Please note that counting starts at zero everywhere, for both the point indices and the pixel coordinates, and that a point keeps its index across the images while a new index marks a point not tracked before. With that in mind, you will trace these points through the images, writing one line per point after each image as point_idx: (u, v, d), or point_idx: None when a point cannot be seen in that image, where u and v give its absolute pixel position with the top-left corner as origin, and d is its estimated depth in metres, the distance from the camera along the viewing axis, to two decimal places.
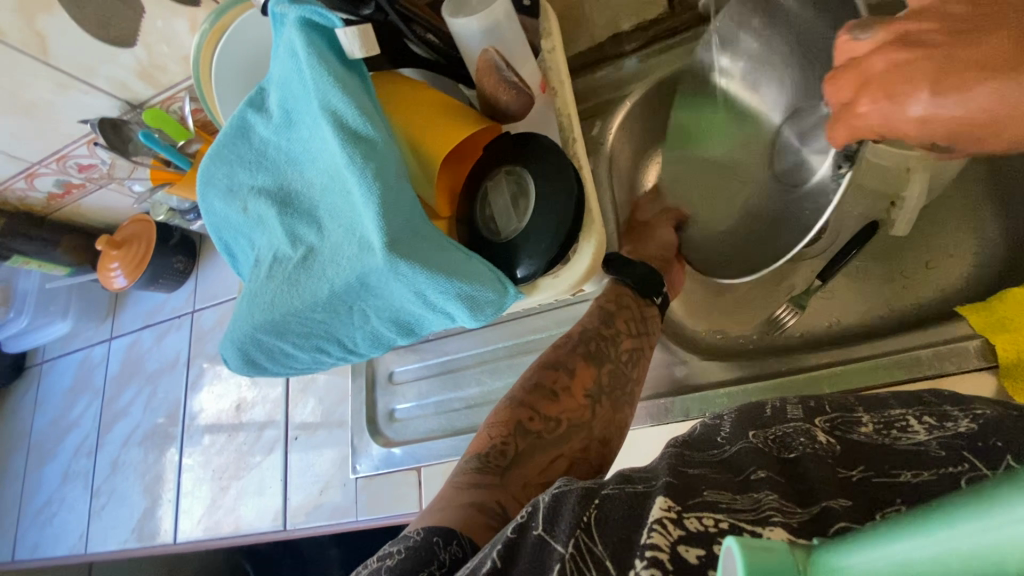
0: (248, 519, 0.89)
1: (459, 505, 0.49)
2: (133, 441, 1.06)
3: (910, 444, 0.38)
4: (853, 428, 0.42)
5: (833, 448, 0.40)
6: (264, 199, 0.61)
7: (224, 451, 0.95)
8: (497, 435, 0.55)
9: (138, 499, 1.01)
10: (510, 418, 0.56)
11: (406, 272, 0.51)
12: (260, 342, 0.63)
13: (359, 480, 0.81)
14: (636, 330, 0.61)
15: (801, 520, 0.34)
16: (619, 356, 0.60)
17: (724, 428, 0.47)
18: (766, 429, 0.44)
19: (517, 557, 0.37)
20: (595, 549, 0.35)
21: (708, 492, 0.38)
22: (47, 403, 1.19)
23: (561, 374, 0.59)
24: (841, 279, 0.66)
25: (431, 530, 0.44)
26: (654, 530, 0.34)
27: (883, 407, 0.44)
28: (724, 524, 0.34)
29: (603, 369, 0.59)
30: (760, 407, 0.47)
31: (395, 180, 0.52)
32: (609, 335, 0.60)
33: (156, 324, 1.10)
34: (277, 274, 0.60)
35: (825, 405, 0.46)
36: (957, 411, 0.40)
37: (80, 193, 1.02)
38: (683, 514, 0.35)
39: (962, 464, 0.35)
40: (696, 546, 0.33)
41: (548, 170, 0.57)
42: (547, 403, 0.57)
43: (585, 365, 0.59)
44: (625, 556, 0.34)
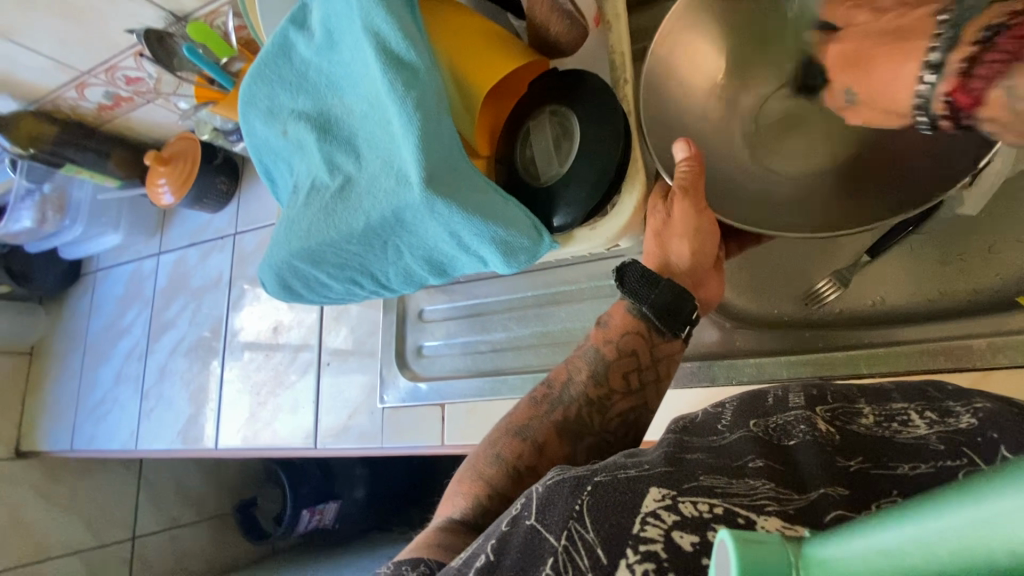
0: (282, 434, 0.94)
1: (427, 545, 0.49)
2: (179, 351, 1.12)
3: (910, 438, 0.39)
4: (854, 419, 0.43)
5: (832, 437, 0.41)
6: (304, 123, 0.60)
7: (262, 368, 0.99)
8: (459, 508, 0.55)
9: (184, 406, 1.08)
10: (469, 492, 0.56)
11: (442, 211, 0.50)
12: (297, 269, 0.64)
13: (385, 410, 0.84)
14: (630, 389, 0.57)
15: (797, 507, 0.34)
16: (606, 424, 0.57)
17: (725, 417, 0.48)
18: (766, 418, 0.46)
19: (507, 548, 0.37)
20: (586, 535, 0.35)
21: (704, 476, 0.38)
22: (102, 308, 1.26)
23: (526, 449, 0.56)
24: (891, 257, 0.61)
25: (400, 562, 0.45)
26: (649, 521, 0.34)
27: (887, 400, 0.45)
28: (718, 510, 0.34)
29: (582, 445, 0.57)
30: (763, 396, 0.49)
31: (435, 112, 0.50)
32: (598, 400, 0.57)
33: (201, 243, 1.13)
34: (315, 202, 0.60)
35: (827, 395, 0.47)
36: (959, 406, 0.40)
37: (129, 107, 1.03)
38: (679, 499, 0.35)
39: (960, 458, 0.35)
40: (692, 533, 0.33)
41: (596, 111, 0.53)
42: (511, 484, 0.55)
43: (558, 440, 0.57)
44: (615, 543, 0.34)
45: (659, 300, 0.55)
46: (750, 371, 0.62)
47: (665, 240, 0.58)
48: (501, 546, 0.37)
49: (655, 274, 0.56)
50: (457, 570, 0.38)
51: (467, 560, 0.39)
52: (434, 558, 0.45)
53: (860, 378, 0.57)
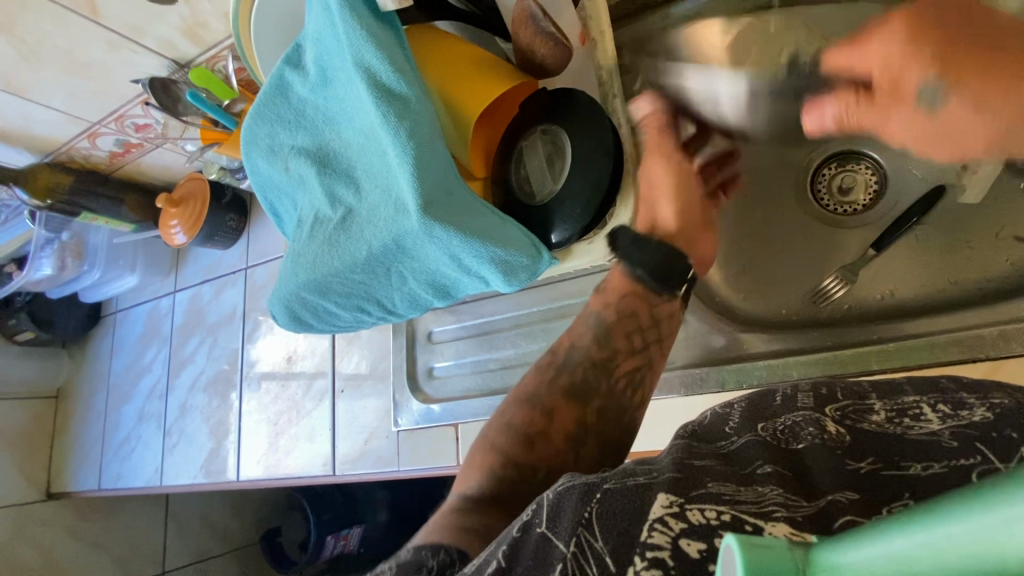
0: (302, 463, 0.95)
1: (439, 530, 0.47)
2: (198, 386, 1.14)
3: (923, 434, 0.38)
4: (865, 417, 0.42)
5: (842, 438, 0.40)
6: (304, 159, 0.62)
7: (279, 399, 1.00)
8: (472, 482, 0.53)
9: (205, 440, 1.10)
10: (481, 464, 0.54)
11: (441, 236, 0.51)
12: (305, 300, 0.65)
13: (400, 433, 0.84)
14: (635, 348, 0.55)
15: (806, 514, 0.34)
16: (614, 385, 0.54)
17: (733, 417, 0.47)
18: (774, 420, 0.45)
19: (518, 557, 0.37)
20: (595, 544, 0.35)
21: (712, 483, 0.37)
22: (122, 348, 1.29)
23: (536, 416, 0.53)
24: (896, 251, 0.61)
25: (420, 547, 0.44)
26: (655, 528, 0.34)
27: (898, 394, 0.44)
28: (726, 517, 0.34)
29: (591, 406, 0.53)
30: (770, 396, 0.48)
31: (428, 140, 0.51)
32: (603, 360, 0.55)
33: (215, 279, 1.16)
34: (319, 234, 0.61)
35: (836, 393, 0.46)
36: (973, 398, 0.40)
37: (139, 152, 1.07)
38: (686, 507, 0.35)
39: (975, 456, 0.35)
40: (698, 540, 0.33)
41: (585, 129, 0.54)
42: (520, 451, 0.52)
43: (566, 403, 0.53)
44: (623, 553, 0.34)
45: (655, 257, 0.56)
46: (759, 373, 0.61)
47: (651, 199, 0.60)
48: (512, 552, 0.37)
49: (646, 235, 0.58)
50: (469, 574, 0.39)
51: (478, 565, 0.39)
52: (449, 541, 0.45)
53: (871, 374, 0.56)
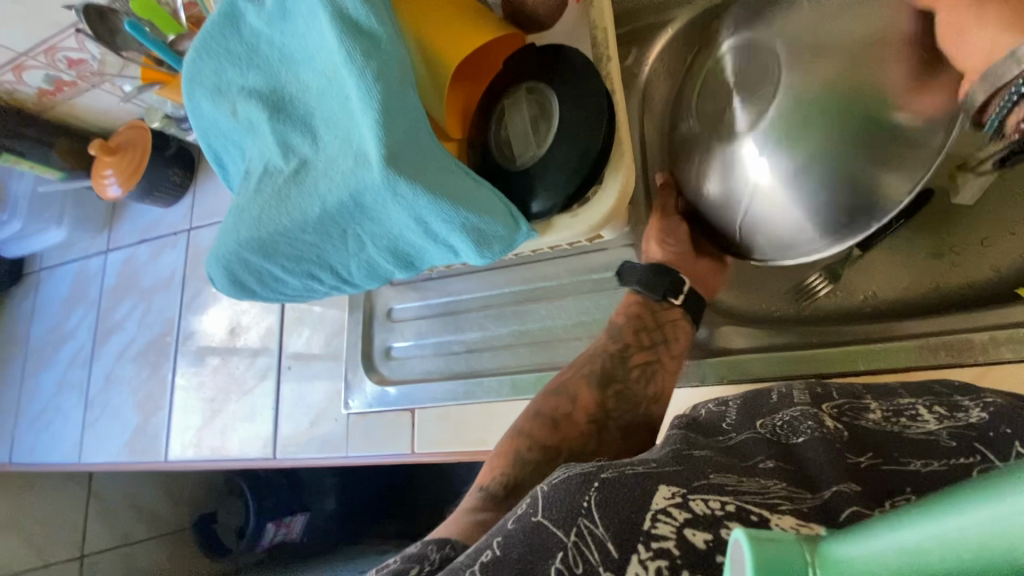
0: (239, 445, 0.87)
1: (463, 524, 0.49)
2: (127, 355, 1.04)
3: (921, 433, 0.40)
4: (862, 415, 0.44)
5: (840, 433, 0.42)
6: (254, 102, 0.54)
7: (216, 375, 0.92)
8: (499, 472, 0.55)
9: (131, 415, 1.00)
10: (507, 450, 0.56)
11: (406, 194, 0.45)
12: (247, 262, 0.58)
13: (351, 416, 0.78)
14: (647, 343, 0.58)
15: (812, 506, 0.35)
16: (627, 374, 0.58)
17: (730, 414, 0.49)
18: (772, 416, 0.47)
19: (513, 543, 0.37)
20: (595, 530, 0.35)
21: (714, 475, 0.39)
22: (44, 311, 1.16)
23: (561, 401, 0.58)
24: (883, 252, 0.60)
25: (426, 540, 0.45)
26: (659, 520, 0.35)
27: (893, 396, 0.46)
28: (731, 507, 0.35)
29: (610, 390, 0.58)
30: (767, 394, 0.50)
31: (398, 86, 0.45)
32: (617, 353, 0.59)
33: (152, 240, 1.05)
34: (267, 187, 0.54)
35: (832, 392, 0.48)
36: (967, 401, 0.42)
37: (72, 92, 0.95)
38: (689, 497, 0.36)
39: (974, 456, 0.36)
40: (704, 531, 0.34)
41: (576, 89, 0.48)
42: (546, 431, 0.56)
43: (588, 389, 0.58)
44: (626, 539, 0.35)
45: (647, 275, 0.59)
46: (739, 368, 0.58)
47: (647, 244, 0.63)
48: (505, 543, 0.37)
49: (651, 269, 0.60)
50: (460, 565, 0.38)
51: (469, 556, 0.38)
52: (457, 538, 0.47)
53: (855, 375, 0.54)
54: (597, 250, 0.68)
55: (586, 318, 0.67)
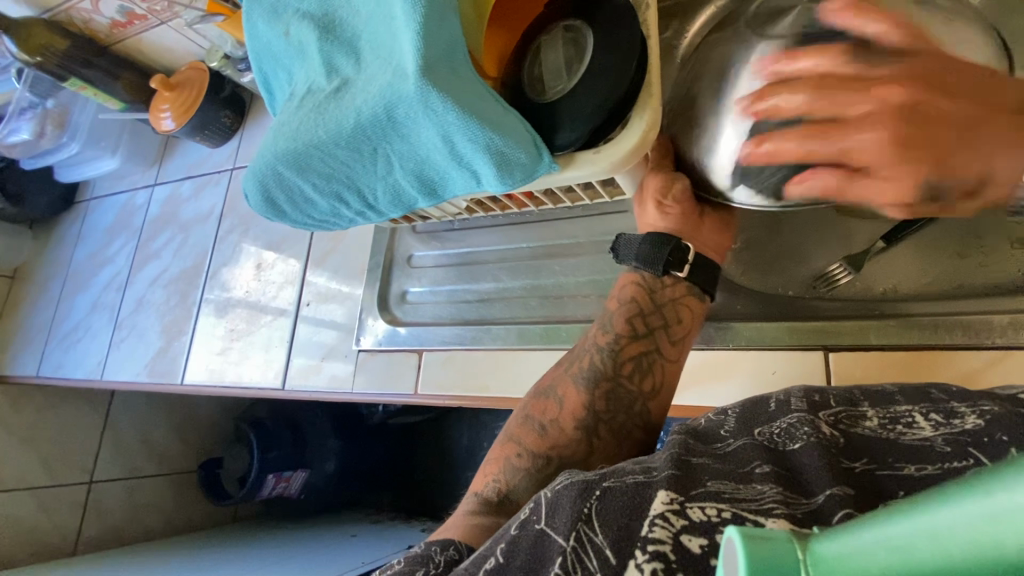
0: (252, 373, 0.90)
1: (466, 525, 0.54)
2: (159, 282, 1.09)
3: (916, 440, 0.40)
4: (858, 422, 0.45)
5: (835, 440, 0.43)
6: (306, 22, 0.57)
7: (238, 307, 0.96)
8: (493, 478, 0.60)
9: (155, 338, 1.05)
10: (500, 456, 0.61)
11: (437, 107, 0.46)
12: (281, 177, 0.60)
13: (360, 353, 0.80)
14: (641, 331, 0.58)
15: (803, 512, 0.37)
16: (619, 368, 0.58)
17: (728, 423, 0.50)
18: (770, 424, 0.47)
19: (518, 553, 0.41)
20: (595, 539, 0.39)
21: (711, 483, 0.41)
22: (89, 236, 1.23)
23: (550, 405, 0.60)
24: (907, 248, 0.57)
25: (433, 541, 0.49)
26: (657, 523, 0.38)
27: (890, 402, 0.46)
28: (727, 514, 0.37)
29: (598, 390, 0.58)
30: (765, 402, 0.50)
31: (440, 7, 0.46)
32: (610, 344, 0.59)
33: (197, 177, 1.11)
34: (307, 104, 0.57)
35: (830, 399, 0.48)
36: (963, 407, 0.41)
37: (143, 26, 1.00)
38: (686, 505, 0.38)
39: (968, 459, 0.37)
40: (699, 536, 0.36)
41: (609, 30, 0.49)
42: (536, 438, 0.59)
43: (576, 393, 0.59)
44: (624, 546, 0.37)
45: (644, 249, 0.58)
46: (749, 333, 0.60)
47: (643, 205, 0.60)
48: (512, 550, 0.42)
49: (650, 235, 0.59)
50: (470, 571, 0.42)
51: (476, 564, 0.43)
52: (461, 539, 0.51)
53: (865, 349, 0.55)
54: (618, 213, 0.68)
55: (599, 278, 0.67)
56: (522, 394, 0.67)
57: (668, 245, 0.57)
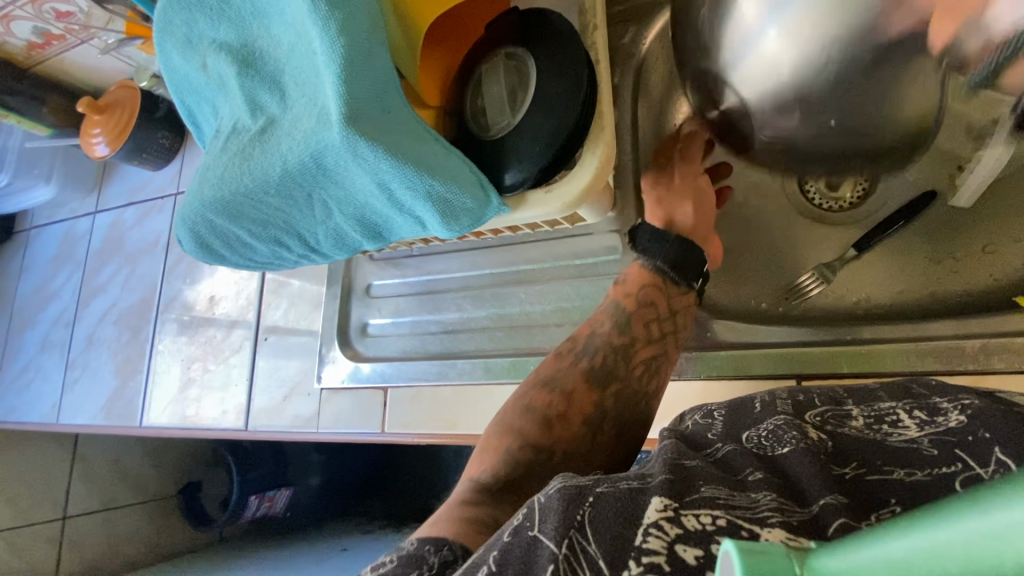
0: (212, 414, 0.86)
1: (452, 518, 0.46)
2: (109, 318, 1.03)
3: (902, 441, 0.38)
4: (845, 422, 0.42)
5: (824, 444, 0.40)
6: (223, 55, 0.51)
7: (194, 342, 0.91)
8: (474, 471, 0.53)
9: (109, 379, 0.99)
10: (495, 447, 0.54)
11: (367, 156, 0.42)
12: (213, 224, 0.56)
13: (323, 391, 0.76)
14: (655, 336, 0.55)
15: (800, 520, 0.34)
16: (628, 371, 0.55)
17: (716, 426, 0.47)
18: (757, 426, 0.45)
19: (508, 560, 0.35)
20: (588, 548, 0.34)
21: (705, 488, 0.37)
22: (32, 269, 1.15)
23: (555, 398, 0.55)
24: (877, 255, 0.57)
25: (424, 539, 0.42)
26: (651, 533, 0.34)
27: (874, 400, 0.44)
28: (721, 522, 0.34)
29: (609, 390, 0.54)
30: (750, 402, 0.48)
31: (364, 41, 0.42)
32: (621, 347, 0.55)
33: (140, 203, 1.04)
34: (232, 146, 0.52)
35: (814, 399, 0.46)
36: (946, 402, 0.40)
37: (62, 46, 0.92)
38: (681, 512, 0.35)
39: (955, 464, 0.34)
40: (694, 547, 0.32)
41: (554, 57, 0.44)
42: (539, 432, 0.54)
43: (586, 388, 0.55)
44: (618, 556, 0.33)
45: (671, 250, 0.56)
46: (720, 362, 0.57)
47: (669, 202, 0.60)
48: (501, 558, 0.35)
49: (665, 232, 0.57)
50: None
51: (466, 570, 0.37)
52: (455, 537, 0.43)
53: (841, 378, 0.53)
54: (581, 235, 0.65)
55: (565, 305, 0.64)
56: None
57: (688, 242, 0.56)
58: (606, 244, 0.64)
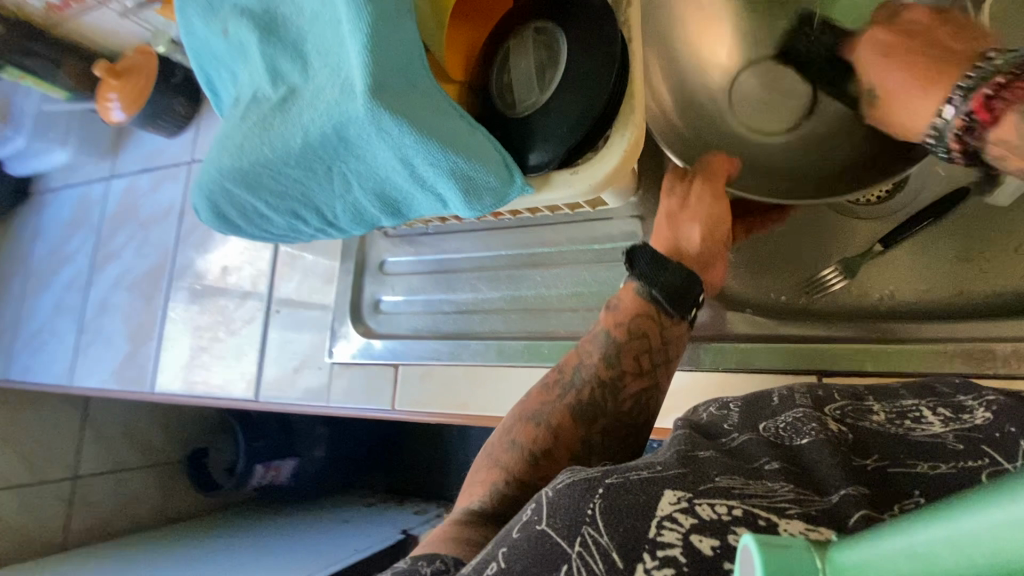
0: (222, 384, 0.87)
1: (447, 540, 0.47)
2: (123, 284, 1.03)
3: (926, 436, 0.38)
4: (866, 416, 0.42)
5: (844, 436, 0.40)
6: (244, 20, 0.50)
7: (206, 311, 0.91)
8: (477, 497, 0.53)
9: (122, 343, 1.00)
10: (486, 479, 0.54)
11: (391, 130, 0.41)
12: (230, 193, 0.55)
13: (334, 366, 0.76)
14: (644, 369, 0.54)
15: (818, 509, 0.34)
16: (618, 406, 0.53)
17: (731, 417, 0.47)
18: (775, 418, 0.45)
19: (517, 556, 0.35)
20: (600, 540, 0.34)
21: (719, 478, 0.37)
22: (46, 232, 1.16)
23: (540, 433, 0.54)
24: (904, 250, 0.56)
25: (416, 556, 0.43)
26: (665, 526, 0.34)
27: (896, 398, 0.44)
28: (737, 512, 0.33)
29: (595, 426, 0.53)
30: (767, 396, 0.48)
31: (393, 10, 0.40)
32: (610, 380, 0.54)
33: (154, 170, 1.03)
34: (252, 115, 0.51)
35: (833, 394, 0.46)
36: (971, 401, 0.40)
37: (79, 8, 0.91)
38: (695, 502, 0.35)
39: (982, 458, 0.35)
40: (711, 537, 0.32)
41: (585, 35, 0.43)
42: (524, 467, 0.53)
43: (571, 423, 0.53)
44: (631, 549, 0.33)
45: (666, 279, 0.53)
46: (728, 355, 0.58)
47: (676, 224, 0.56)
48: (511, 553, 0.36)
49: (665, 256, 0.54)
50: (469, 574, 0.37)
51: (476, 567, 0.37)
52: (451, 554, 0.44)
53: (863, 376, 0.53)
54: (600, 220, 0.64)
55: (583, 290, 0.64)
56: (501, 412, 0.64)
57: (686, 268, 0.53)
58: (626, 230, 0.63)
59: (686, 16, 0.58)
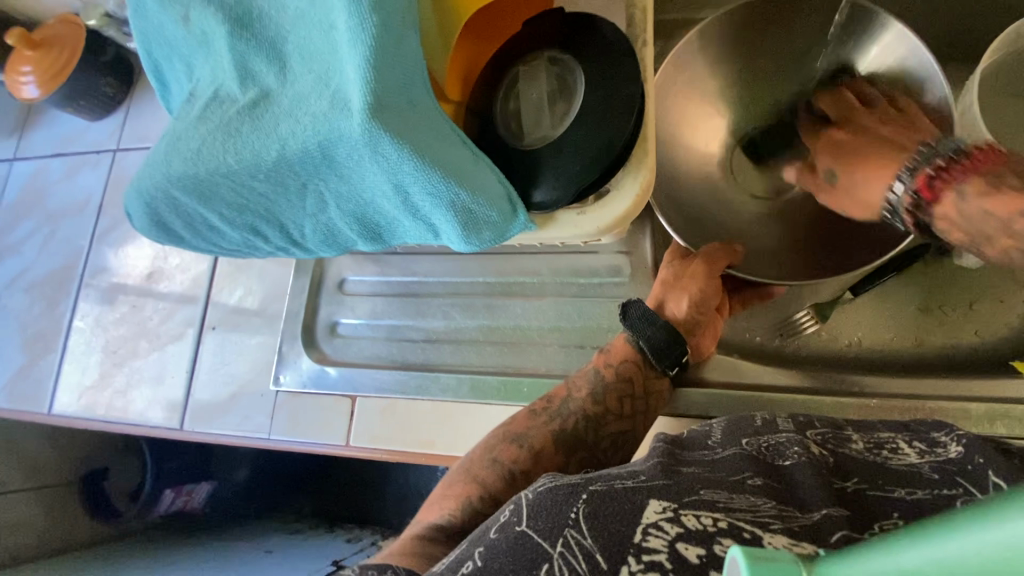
0: (140, 408, 0.76)
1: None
2: (19, 284, 0.89)
3: (903, 465, 0.39)
4: (845, 444, 0.43)
5: (825, 459, 0.40)
6: (212, 10, 0.44)
7: (124, 322, 0.80)
8: (447, 511, 0.50)
9: (13, 355, 0.86)
10: (459, 493, 0.51)
11: (388, 154, 0.37)
12: (177, 202, 0.48)
13: (280, 394, 0.69)
14: (628, 411, 0.53)
15: (801, 525, 0.33)
16: (598, 441, 0.52)
17: (715, 434, 0.46)
18: (759, 437, 0.44)
19: (496, 554, 0.34)
20: (584, 541, 0.33)
21: (703, 491, 0.36)
22: None
23: (522, 453, 0.51)
24: (869, 298, 0.59)
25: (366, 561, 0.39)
26: (651, 532, 0.33)
27: (872, 429, 0.45)
28: (722, 524, 0.33)
29: (574, 457, 0.52)
30: (749, 418, 0.47)
31: (398, 23, 0.36)
32: (595, 416, 0.53)
33: (69, 156, 0.91)
34: (213, 117, 0.44)
35: (814, 421, 0.46)
36: (943, 436, 0.41)
37: None
38: (681, 513, 0.34)
39: (955, 487, 0.35)
40: (695, 545, 0.31)
41: (602, 72, 0.40)
42: (502, 485, 0.50)
43: (554, 449, 0.52)
44: (615, 551, 0.32)
45: (655, 334, 0.53)
46: (702, 404, 0.56)
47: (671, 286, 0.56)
48: (487, 553, 0.34)
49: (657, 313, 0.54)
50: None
51: (448, 568, 0.35)
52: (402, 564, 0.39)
53: None
54: (583, 254, 0.62)
55: (563, 324, 0.61)
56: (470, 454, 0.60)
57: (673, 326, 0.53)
58: (610, 265, 0.61)
59: (680, 56, 0.58)
